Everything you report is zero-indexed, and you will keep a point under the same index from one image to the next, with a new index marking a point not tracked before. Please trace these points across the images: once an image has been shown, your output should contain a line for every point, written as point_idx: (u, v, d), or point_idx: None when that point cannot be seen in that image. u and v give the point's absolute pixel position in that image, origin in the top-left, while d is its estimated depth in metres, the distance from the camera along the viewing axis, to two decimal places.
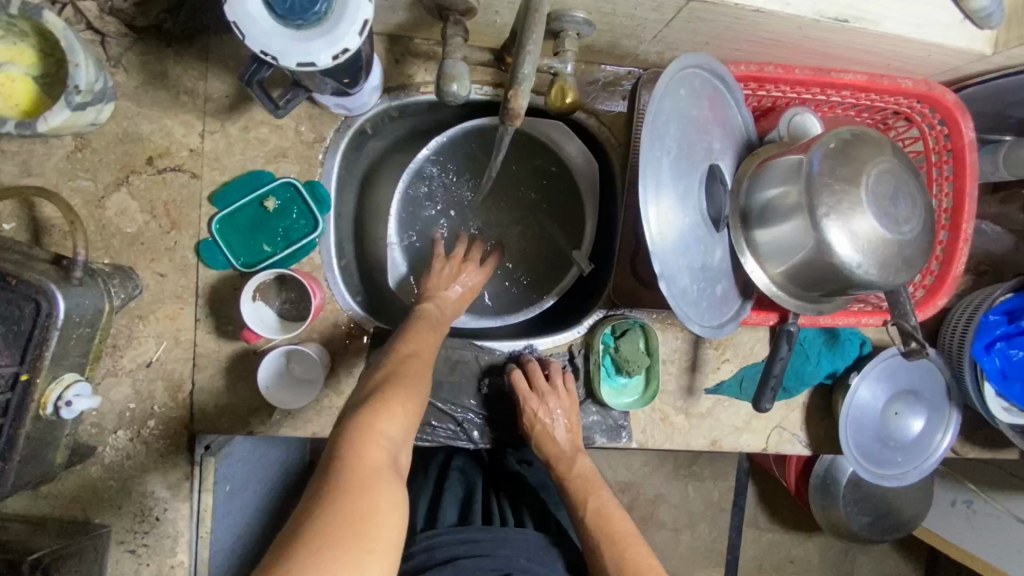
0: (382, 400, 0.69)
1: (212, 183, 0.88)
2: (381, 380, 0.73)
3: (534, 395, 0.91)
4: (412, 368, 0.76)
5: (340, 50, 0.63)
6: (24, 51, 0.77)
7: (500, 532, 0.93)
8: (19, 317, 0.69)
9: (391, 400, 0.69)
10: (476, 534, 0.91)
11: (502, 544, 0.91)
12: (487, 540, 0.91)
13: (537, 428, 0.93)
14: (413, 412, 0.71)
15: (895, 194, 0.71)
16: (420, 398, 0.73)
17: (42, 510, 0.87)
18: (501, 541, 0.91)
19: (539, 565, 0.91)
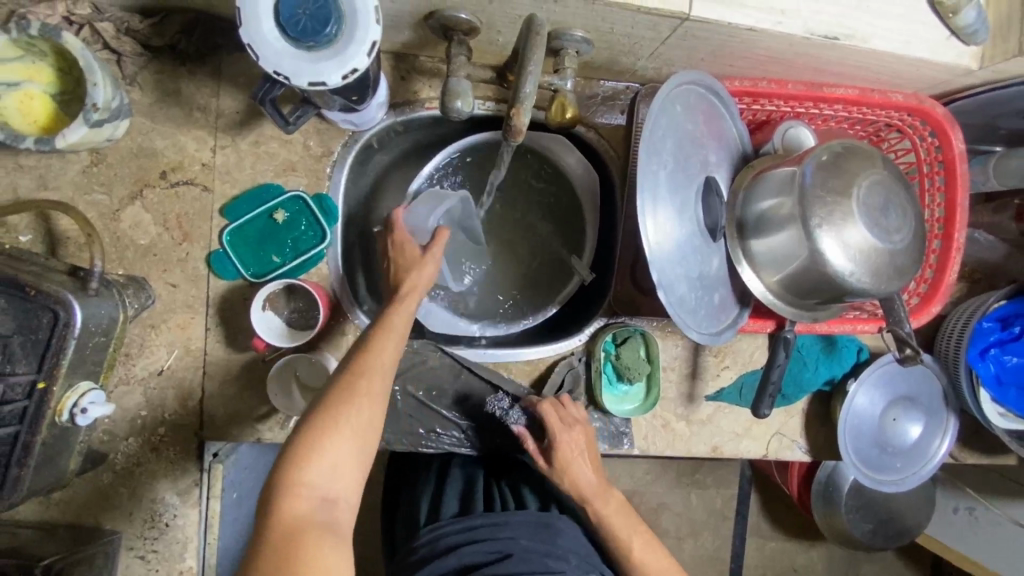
0: (319, 427, 0.65)
1: (223, 196, 0.90)
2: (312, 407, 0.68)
3: (561, 424, 0.88)
4: (342, 390, 0.68)
5: (349, 70, 0.66)
6: (42, 70, 0.80)
7: (502, 516, 0.89)
8: (38, 327, 0.72)
9: (330, 427, 0.65)
10: (476, 521, 0.88)
11: (502, 529, 0.86)
12: (484, 527, 0.87)
13: (562, 463, 0.86)
14: (346, 440, 0.66)
15: (886, 205, 0.74)
16: (362, 416, 0.67)
17: (53, 516, 0.89)
18: (503, 526, 0.87)
19: (541, 543, 0.85)
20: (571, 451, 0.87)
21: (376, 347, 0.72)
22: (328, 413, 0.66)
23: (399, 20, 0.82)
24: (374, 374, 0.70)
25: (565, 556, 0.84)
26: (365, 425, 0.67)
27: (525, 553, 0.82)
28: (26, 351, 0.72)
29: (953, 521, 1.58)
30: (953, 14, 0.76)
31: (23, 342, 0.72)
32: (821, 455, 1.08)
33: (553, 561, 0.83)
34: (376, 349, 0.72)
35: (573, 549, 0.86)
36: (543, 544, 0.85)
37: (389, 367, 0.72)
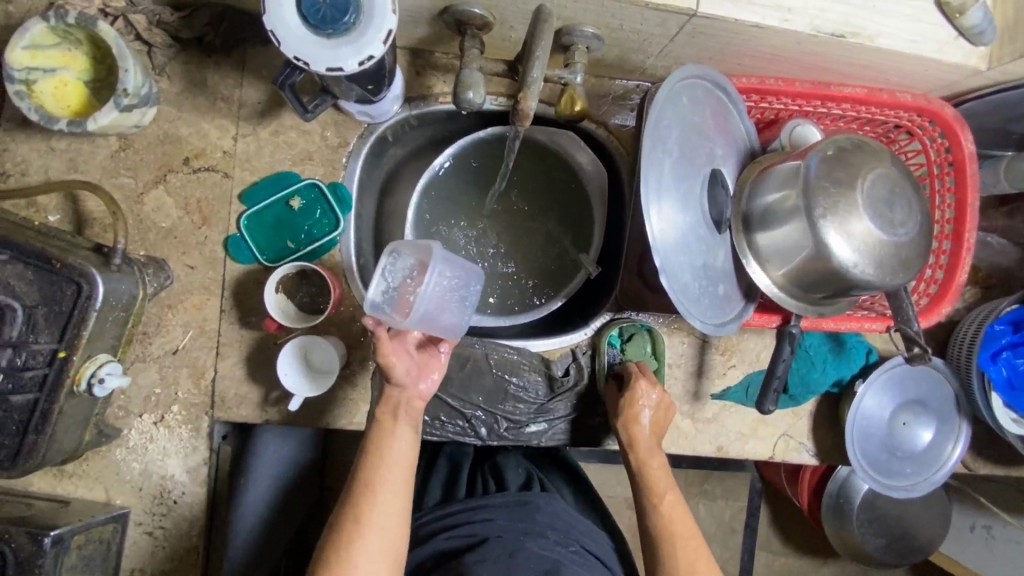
0: (349, 534, 0.74)
1: (243, 182, 0.93)
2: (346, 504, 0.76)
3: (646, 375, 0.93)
4: (372, 491, 0.76)
5: (366, 57, 0.68)
6: (77, 58, 0.84)
7: (478, 499, 0.89)
8: (62, 298, 0.75)
9: (356, 535, 0.74)
10: (455, 508, 0.89)
11: (480, 511, 0.87)
12: (463, 511, 0.88)
13: (631, 407, 0.90)
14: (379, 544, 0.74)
15: (891, 198, 0.74)
16: (388, 521, 0.75)
17: (66, 489, 0.91)
18: (478, 508, 0.87)
19: (518, 522, 0.85)
20: (650, 402, 0.91)
21: (376, 468, 0.77)
22: (342, 548, 0.73)
23: (416, 16, 0.85)
24: (380, 498, 0.76)
25: (542, 531, 0.84)
26: (385, 527, 0.75)
27: (502, 529, 0.83)
28: (49, 322, 0.75)
29: (969, 539, 1.54)
30: (960, 14, 0.77)
31: (47, 313, 0.75)
32: (828, 459, 1.07)
33: (529, 538, 0.82)
34: (378, 477, 0.77)
35: (551, 525, 0.86)
36: (520, 522, 0.85)
37: (403, 465, 0.79)
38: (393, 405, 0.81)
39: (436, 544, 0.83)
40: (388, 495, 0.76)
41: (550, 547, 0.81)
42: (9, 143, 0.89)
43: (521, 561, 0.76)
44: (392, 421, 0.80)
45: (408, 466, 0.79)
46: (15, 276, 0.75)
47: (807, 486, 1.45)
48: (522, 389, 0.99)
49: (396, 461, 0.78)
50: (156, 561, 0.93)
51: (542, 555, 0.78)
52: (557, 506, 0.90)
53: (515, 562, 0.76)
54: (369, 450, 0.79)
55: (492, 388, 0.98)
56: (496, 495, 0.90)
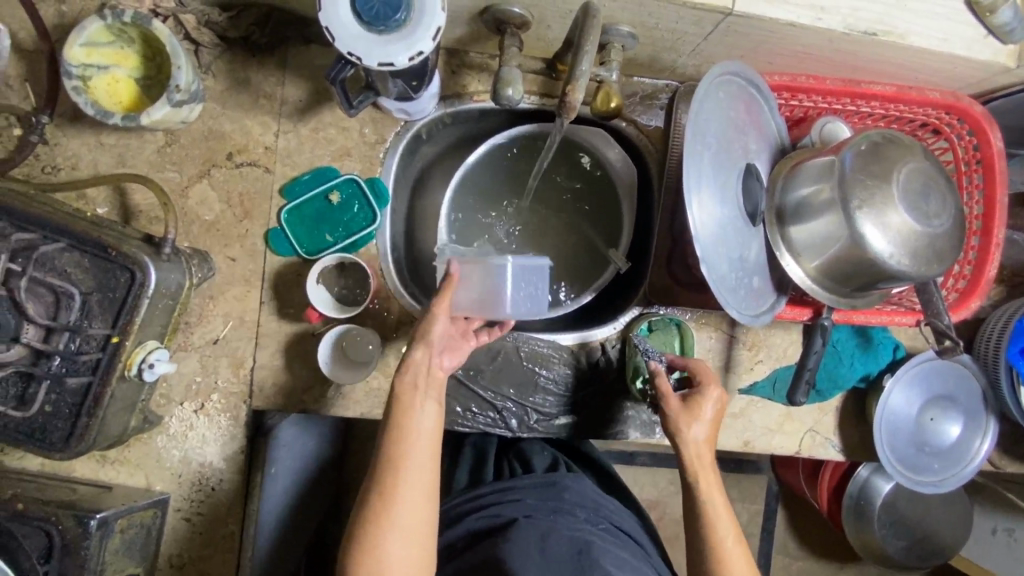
0: (376, 511, 0.72)
1: (283, 177, 0.96)
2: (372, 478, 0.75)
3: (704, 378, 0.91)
4: (396, 467, 0.73)
5: (416, 53, 0.70)
6: (129, 56, 0.87)
7: (507, 482, 0.91)
8: (117, 285, 0.77)
9: (383, 512, 0.72)
10: (485, 491, 0.92)
11: (509, 492, 0.89)
12: (492, 493, 0.90)
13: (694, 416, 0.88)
14: (406, 520, 0.72)
15: (925, 190, 0.76)
16: (414, 498, 0.73)
17: (108, 476, 0.93)
18: (507, 490, 0.89)
19: (547, 501, 0.87)
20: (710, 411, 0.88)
21: (401, 443, 0.74)
22: (372, 531, 0.71)
23: (456, 16, 0.88)
24: (406, 474, 0.73)
25: (571, 509, 0.85)
26: (411, 504, 0.73)
27: (532, 507, 0.85)
28: (104, 308, 0.78)
29: (990, 542, 1.53)
30: (990, 13, 0.79)
31: (102, 299, 0.77)
32: (854, 454, 1.07)
33: (561, 516, 0.83)
34: (403, 452, 0.74)
35: (579, 503, 0.88)
36: (550, 501, 0.87)
37: (427, 438, 0.75)
38: (415, 375, 0.76)
39: (467, 525, 0.85)
40: (414, 471, 0.74)
41: (580, 523, 0.83)
42: (60, 138, 0.92)
43: (554, 531, 0.79)
44: (412, 394, 0.76)
45: (432, 439, 0.76)
46: (71, 263, 0.77)
47: (827, 486, 1.44)
48: (552, 387, 1.00)
49: (422, 436, 0.75)
50: (193, 547, 0.95)
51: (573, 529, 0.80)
52: (583, 489, 0.91)
53: (549, 532, 0.78)
54: (390, 427, 0.75)
55: (523, 380, 1.00)
56: (524, 478, 0.92)
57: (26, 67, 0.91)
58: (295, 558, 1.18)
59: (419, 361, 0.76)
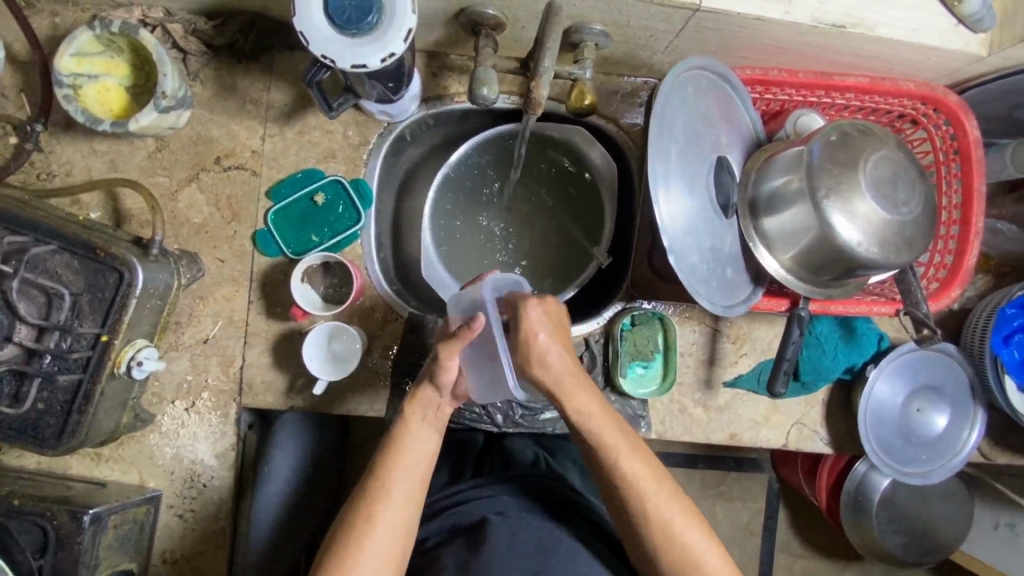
0: (359, 525, 0.74)
1: (269, 180, 0.99)
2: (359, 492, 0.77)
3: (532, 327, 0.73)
4: (387, 486, 0.76)
5: (388, 54, 0.73)
6: (118, 65, 0.91)
7: (485, 480, 0.94)
8: (105, 285, 0.80)
9: (367, 527, 0.74)
10: (464, 486, 0.94)
11: (486, 488, 0.92)
12: (470, 490, 0.93)
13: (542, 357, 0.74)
14: (383, 540, 0.74)
15: (894, 178, 0.76)
16: (399, 520, 0.75)
17: (103, 473, 0.95)
18: (484, 488, 0.92)
19: (523, 501, 0.89)
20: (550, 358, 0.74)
21: (397, 463, 0.77)
22: (350, 541, 0.73)
23: (432, 18, 0.90)
24: (396, 495, 0.76)
25: (544, 510, 0.88)
26: (393, 526, 0.75)
27: (506, 503, 0.88)
28: (94, 308, 0.80)
29: (993, 538, 1.50)
30: (958, 2, 0.80)
31: (92, 299, 0.80)
32: (843, 447, 1.07)
33: (533, 515, 0.86)
34: (398, 472, 0.76)
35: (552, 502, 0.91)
36: (524, 500, 0.89)
37: (421, 466, 0.78)
38: (424, 407, 0.79)
39: (440, 523, 0.89)
40: (403, 494, 0.76)
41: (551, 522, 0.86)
42: (54, 145, 0.95)
43: (525, 527, 0.82)
44: (419, 422, 0.79)
45: (424, 467, 0.78)
46: (62, 265, 0.80)
47: (825, 482, 1.39)
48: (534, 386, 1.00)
49: (417, 461, 0.78)
50: (186, 543, 0.97)
51: (542, 526, 0.83)
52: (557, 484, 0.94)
53: (518, 529, 0.81)
54: (388, 447, 0.78)
55: None
56: (501, 475, 0.95)
57: (21, 78, 0.94)
58: None
59: (424, 398, 0.79)
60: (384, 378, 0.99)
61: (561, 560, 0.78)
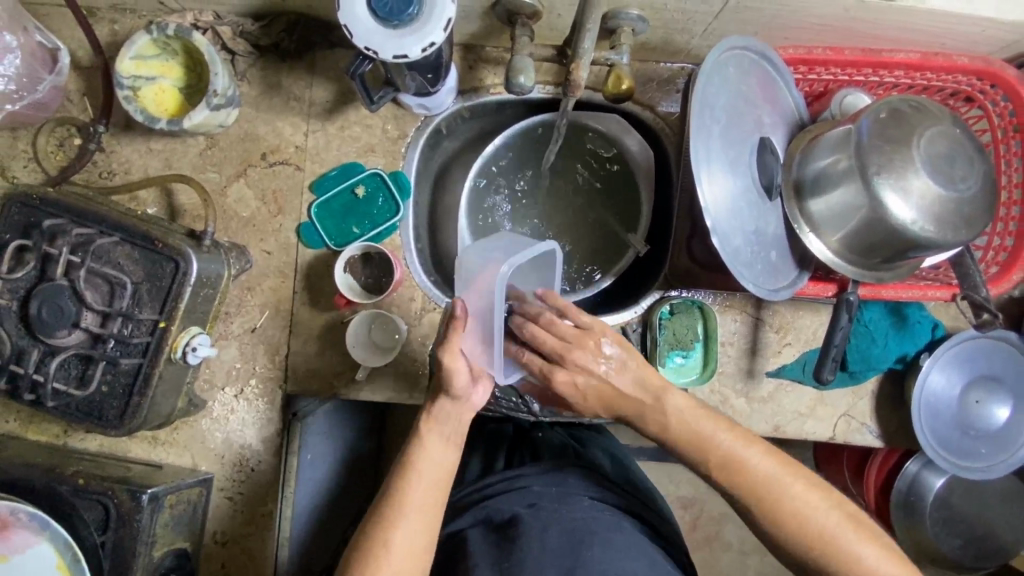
0: (378, 534, 0.75)
1: (312, 174, 1.02)
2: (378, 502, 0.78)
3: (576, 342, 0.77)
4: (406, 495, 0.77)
5: (428, 44, 0.74)
6: (173, 67, 0.95)
7: (514, 473, 0.97)
8: (163, 274, 0.84)
9: (388, 533, 0.75)
10: (493, 481, 0.97)
11: (518, 480, 0.94)
12: (501, 483, 0.95)
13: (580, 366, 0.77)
14: (411, 545, 0.75)
15: (950, 154, 0.73)
16: (419, 526, 0.76)
17: (159, 456, 1.00)
18: (514, 480, 0.95)
19: (552, 487, 0.91)
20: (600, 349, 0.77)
21: (413, 475, 0.77)
22: (372, 549, 0.74)
23: (469, 10, 0.91)
24: (411, 504, 0.76)
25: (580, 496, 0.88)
26: (416, 531, 0.76)
27: (537, 494, 0.89)
28: (152, 296, 0.84)
29: None
30: None
31: (151, 288, 0.84)
32: (894, 442, 1.03)
33: (565, 498, 0.88)
34: (413, 481, 0.77)
35: (584, 492, 0.90)
36: (553, 487, 0.91)
37: (434, 474, 0.78)
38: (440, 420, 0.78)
39: (472, 515, 0.90)
40: (419, 501, 0.77)
41: (589, 507, 0.86)
42: (114, 145, 1.00)
43: (555, 522, 0.82)
44: (427, 432, 0.79)
45: (434, 479, 0.78)
46: (123, 255, 0.84)
47: (874, 482, 1.31)
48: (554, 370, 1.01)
49: (433, 471, 0.78)
50: (235, 525, 1.01)
51: (573, 516, 0.83)
52: (591, 474, 0.95)
53: (550, 523, 0.82)
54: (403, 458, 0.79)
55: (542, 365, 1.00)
56: (531, 466, 0.97)
57: (84, 83, 1.00)
58: (330, 544, 1.21)
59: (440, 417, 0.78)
60: (423, 366, 1.00)
61: (595, 552, 0.77)
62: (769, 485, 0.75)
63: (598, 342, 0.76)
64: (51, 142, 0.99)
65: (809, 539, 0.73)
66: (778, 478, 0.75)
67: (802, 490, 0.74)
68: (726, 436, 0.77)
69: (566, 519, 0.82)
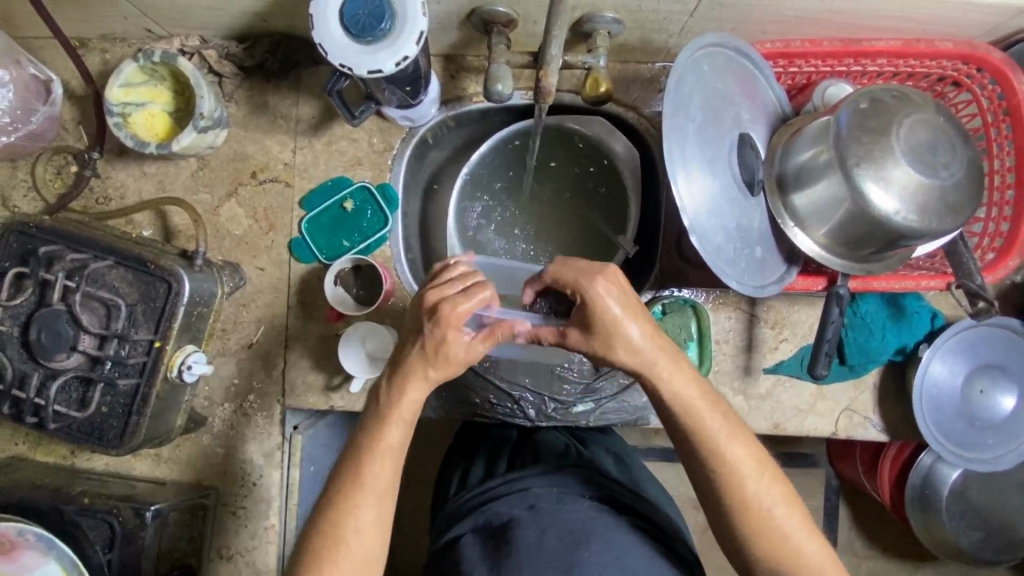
0: (345, 487, 0.71)
1: (301, 190, 1.03)
2: (348, 450, 0.73)
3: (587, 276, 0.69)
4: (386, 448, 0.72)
5: (402, 57, 0.75)
6: (161, 92, 0.98)
7: (514, 475, 0.96)
8: (156, 295, 0.86)
9: (358, 487, 0.71)
10: (494, 484, 0.96)
11: (518, 483, 0.93)
12: (501, 486, 0.95)
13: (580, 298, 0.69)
14: (379, 493, 0.72)
15: (933, 142, 0.72)
16: (384, 479, 0.72)
17: (163, 473, 1.02)
18: (514, 482, 0.94)
19: (552, 486, 0.90)
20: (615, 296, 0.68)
21: (388, 423, 0.72)
22: (341, 499, 0.71)
23: (446, 22, 0.92)
24: (384, 455, 0.72)
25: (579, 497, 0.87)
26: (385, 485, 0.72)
27: (538, 495, 0.88)
28: (147, 317, 0.86)
29: None
30: None
31: (145, 309, 0.86)
32: (898, 435, 1.01)
33: (567, 497, 0.87)
34: (386, 432, 0.72)
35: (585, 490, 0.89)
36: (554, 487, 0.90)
37: (406, 421, 0.73)
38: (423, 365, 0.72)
39: (471, 522, 0.89)
40: (393, 454, 0.72)
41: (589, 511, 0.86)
42: (109, 171, 1.03)
43: (552, 522, 0.81)
44: (408, 377, 0.72)
45: (407, 429, 0.73)
46: (118, 278, 0.86)
47: (888, 477, 1.27)
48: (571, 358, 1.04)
49: (405, 429, 0.73)
50: (240, 540, 1.02)
51: (570, 517, 0.82)
52: (592, 472, 0.93)
53: (548, 525, 0.81)
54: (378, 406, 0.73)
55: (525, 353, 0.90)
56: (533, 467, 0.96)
57: (78, 112, 1.03)
58: None
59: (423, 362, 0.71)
60: None
61: (591, 551, 0.77)
62: (744, 481, 0.72)
63: (607, 289, 0.68)
64: (49, 171, 1.02)
65: (769, 545, 0.72)
66: (754, 476, 0.72)
67: (773, 495, 0.72)
68: (719, 421, 0.72)
69: (564, 521, 0.82)
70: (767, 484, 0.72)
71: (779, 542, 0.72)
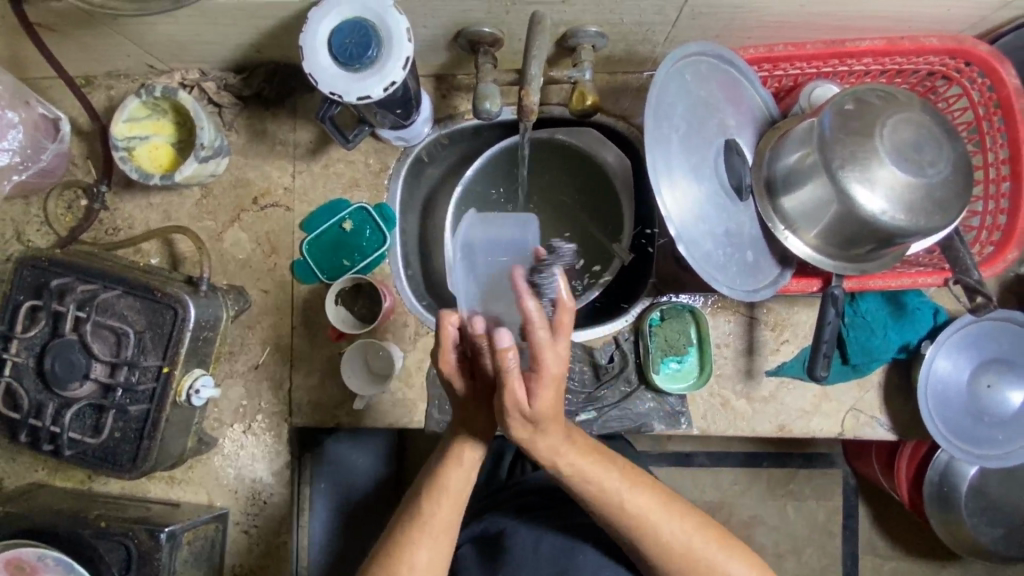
0: (406, 527, 0.79)
1: (302, 213, 1.06)
2: (415, 489, 0.82)
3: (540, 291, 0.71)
4: (447, 486, 0.80)
5: (389, 83, 0.77)
6: (164, 124, 1.01)
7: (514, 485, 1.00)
8: (163, 322, 0.88)
9: (420, 527, 0.79)
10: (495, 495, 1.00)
11: (518, 493, 0.97)
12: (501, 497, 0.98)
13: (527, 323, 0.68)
14: (441, 537, 0.79)
15: (918, 141, 0.72)
16: (443, 522, 0.79)
17: (177, 494, 1.04)
18: (512, 493, 0.97)
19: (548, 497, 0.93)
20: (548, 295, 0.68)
21: (448, 467, 0.80)
22: (400, 539, 0.79)
23: (434, 44, 0.95)
24: (443, 497, 0.79)
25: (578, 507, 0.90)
26: (442, 524, 0.79)
27: (534, 504, 0.91)
28: (155, 343, 0.89)
29: None
30: None
31: (153, 336, 0.89)
32: (907, 433, 1.00)
33: (562, 506, 0.90)
34: (446, 474, 0.80)
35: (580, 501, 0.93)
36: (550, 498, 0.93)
37: (468, 463, 0.80)
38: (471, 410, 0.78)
39: (470, 533, 0.92)
40: (452, 495, 0.80)
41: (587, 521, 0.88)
42: (117, 203, 1.07)
43: (548, 533, 0.84)
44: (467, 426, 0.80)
45: (469, 473, 0.81)
46: (126, 307, 0.89)
47: (906, 476, 1.25)
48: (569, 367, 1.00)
49: (460, 476, 0.80)
50: (253, 557, 1.04)
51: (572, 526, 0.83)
52: None
53: (543, 533, 0.84)
54: (441, 449, 0.82)
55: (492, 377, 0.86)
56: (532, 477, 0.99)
57: (86, 147, 1.07)
58: None
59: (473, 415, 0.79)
60: (420, 389, 1.02)
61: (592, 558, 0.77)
62: (652, 520, 0.77)
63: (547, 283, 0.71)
64: (61, 206, 1.06)
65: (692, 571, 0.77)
66: (662, 513, 0.77)
67: (684, 526, 0.78)
68: (613, 472, 0.77)
69: (560, 527, 0.84)
70: (675, 518, 0.77)
71: (693, 564, 0.77)
